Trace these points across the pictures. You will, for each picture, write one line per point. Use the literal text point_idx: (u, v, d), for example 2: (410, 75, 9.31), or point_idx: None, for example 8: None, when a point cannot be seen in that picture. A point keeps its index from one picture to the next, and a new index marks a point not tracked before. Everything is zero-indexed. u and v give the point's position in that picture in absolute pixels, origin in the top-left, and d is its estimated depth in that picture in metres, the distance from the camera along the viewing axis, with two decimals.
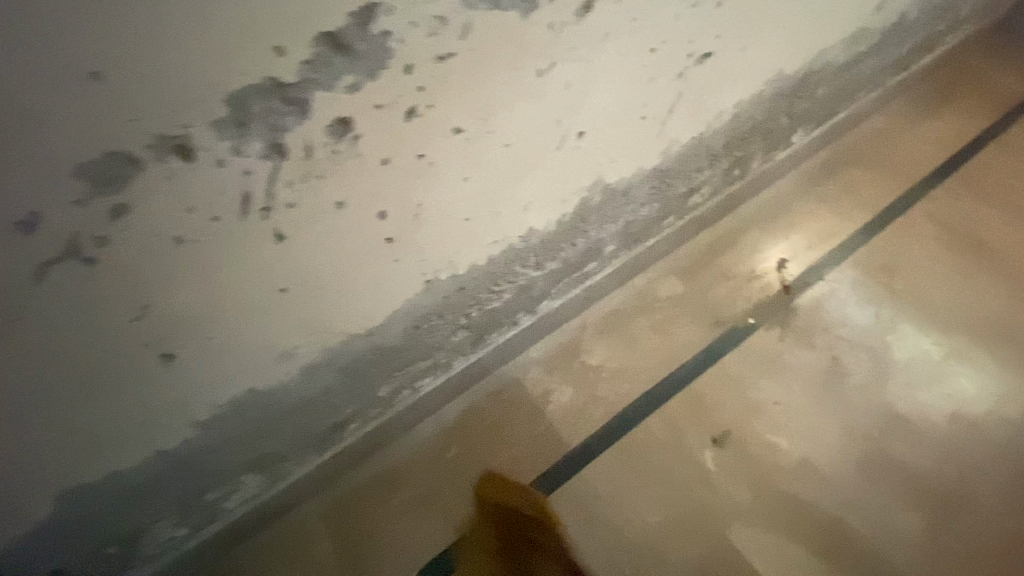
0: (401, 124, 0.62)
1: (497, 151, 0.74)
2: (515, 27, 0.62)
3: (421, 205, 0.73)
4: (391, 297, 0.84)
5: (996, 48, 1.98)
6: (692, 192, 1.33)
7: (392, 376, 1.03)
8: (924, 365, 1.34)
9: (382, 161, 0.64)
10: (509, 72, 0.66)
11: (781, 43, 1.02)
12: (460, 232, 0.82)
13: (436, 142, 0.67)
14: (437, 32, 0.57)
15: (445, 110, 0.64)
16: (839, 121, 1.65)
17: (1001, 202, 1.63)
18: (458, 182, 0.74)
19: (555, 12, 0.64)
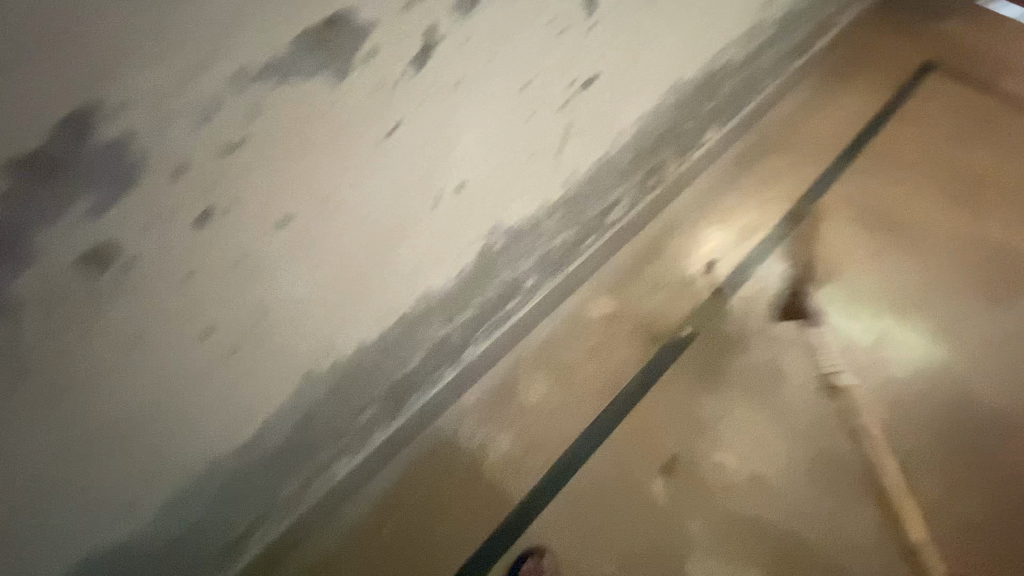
0: (193, 233, 0.55)
1: (350, 227, 0.68)
2: (324, 102, 0.56)
3: (262, 301, 0.66)
4: (258, 397, 0.77)
5: (885, 24, 2.03)
6: (609, 208, 1.25)
7: (296, 469, 0.95)
8: (858, 355, 1.33)
9: (181, 275, 0.57)
10: (339, 147, 0.60)
11: (675, 52, 0.96)
12: (331, 313, 0.75)
13: (259, 238, 0.60)
14: (199, 130, 0.49)
15: (257, 204, 0.58)
16: (747, 116, 1.64)
17: (906, 175, 1.67)
18: (308, 267, 0.67)
19: (368, 78, 0.57)
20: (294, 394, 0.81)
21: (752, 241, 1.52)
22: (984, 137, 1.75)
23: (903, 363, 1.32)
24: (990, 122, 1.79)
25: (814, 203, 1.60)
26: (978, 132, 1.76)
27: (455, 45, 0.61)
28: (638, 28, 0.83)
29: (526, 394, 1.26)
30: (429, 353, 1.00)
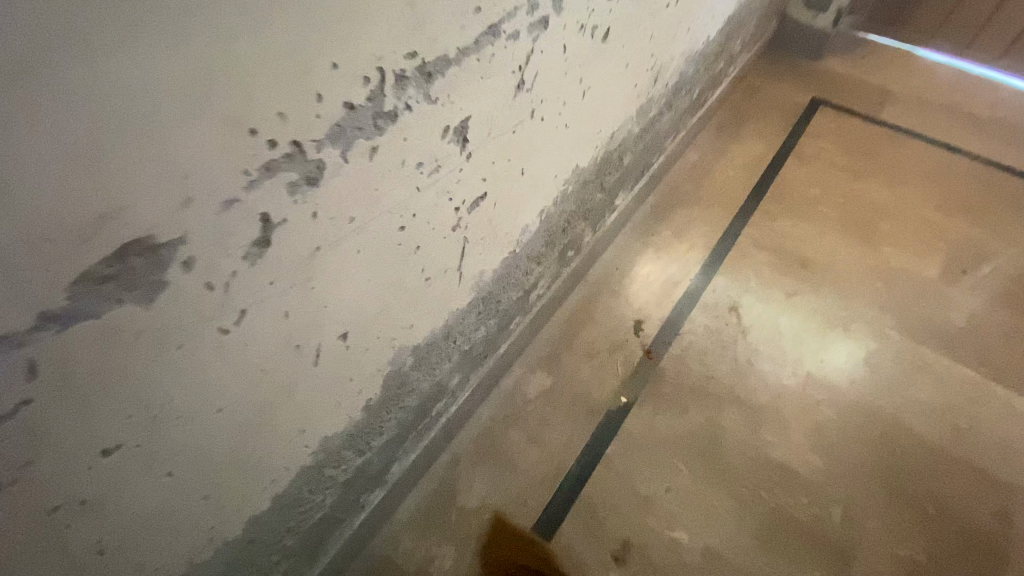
0: None
1: (202, 439, 0.53)
2: (128, 331, 0.40)
3: (80, 561, 0.49)
4: None
5: (772, 69, 2.17)
6: (530, 289, 1.22)
7: None
8: (790, 401, 1.35)
9: None
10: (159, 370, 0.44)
11: (566, 146, 0.93)
12: (194, 525, 0.60)
13: (55, 507, 0.44)
14: None
15: (41, 477, 0.41)
16: (656, 173, 1.68)
17: (810, 212, 1.76)
18: (147, 500, 0.51)
19: (194, 284, 0.43)
20: None
21: (676, 296, 1.54)
22: (874, 169, 1.87)
23: (831, 404, 1.35)
24: (879, 153, 1.91)
25: (729, 249, 1.66)
26: (868, 164, 1.88)
27: (304, 221, 0.48)
28: (523, 140, 0.78)
29: (466, 497, 1.18)
30: (345, 489, 0.89)
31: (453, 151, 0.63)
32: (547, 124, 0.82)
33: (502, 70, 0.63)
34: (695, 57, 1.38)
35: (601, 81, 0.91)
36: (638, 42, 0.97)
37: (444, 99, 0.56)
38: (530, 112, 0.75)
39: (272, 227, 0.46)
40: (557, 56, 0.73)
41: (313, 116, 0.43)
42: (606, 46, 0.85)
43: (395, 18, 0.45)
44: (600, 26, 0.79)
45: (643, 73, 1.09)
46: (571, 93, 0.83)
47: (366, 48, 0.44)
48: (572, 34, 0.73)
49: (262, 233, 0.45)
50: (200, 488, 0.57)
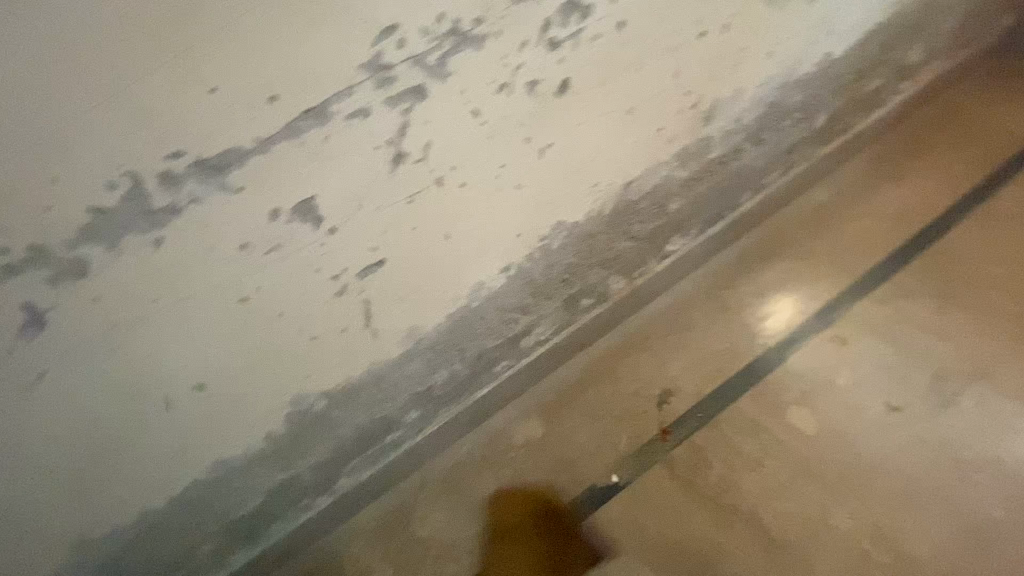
0: None
1: (45, 454, 0.61)
2: None
3: None
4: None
5: (986, 89, 1.60)
6: (521, 336, 1.11)
7: None
8: (835, 545, 1.04)
9: None
10: None
11: (527, 205, 0.80)
12: (70, 511, 0.70)
13: None
14: None
15: None
16: (750, 213, 1.35)
17: (977, 298, 1.28)
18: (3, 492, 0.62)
19: None
20: (61, 567, 0.77)
21: (729, 372, 1.25)
22: None
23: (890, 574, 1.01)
24: None
25: (826, 328, 1.28)
26: None
27: (84, 304, 0.51)
28: (435, 207, 0.69)
29: (419, 525, 1.14)
30: (270, 497, 0.95)
31: (299, 228, 0.58)
32: (477, 188, 0.71)
33: (352, 148, 0.56)
34: (799, 84, 1.07)
35: (575, 136, 0.76)
36: (646, 84, 0.77)
37: (255, 186, 0.52)
38: (436, 180, 0.66)
39: (40, 311, 0.50)
40: (463, 120, 0.62)
41: (47, 224, 0.46)
42: (571, 97, 0.70)
43: (133, 127, 0.44)
44: (541, 79, 0.65)
45: (674, 115, 0.87)
46: (513, 153, 0.70)
47: (100, 158, 0.45)
48: (484, 96, 0.61)
49: (28, 317, 0.49)
50: (58, 494, 0.66)
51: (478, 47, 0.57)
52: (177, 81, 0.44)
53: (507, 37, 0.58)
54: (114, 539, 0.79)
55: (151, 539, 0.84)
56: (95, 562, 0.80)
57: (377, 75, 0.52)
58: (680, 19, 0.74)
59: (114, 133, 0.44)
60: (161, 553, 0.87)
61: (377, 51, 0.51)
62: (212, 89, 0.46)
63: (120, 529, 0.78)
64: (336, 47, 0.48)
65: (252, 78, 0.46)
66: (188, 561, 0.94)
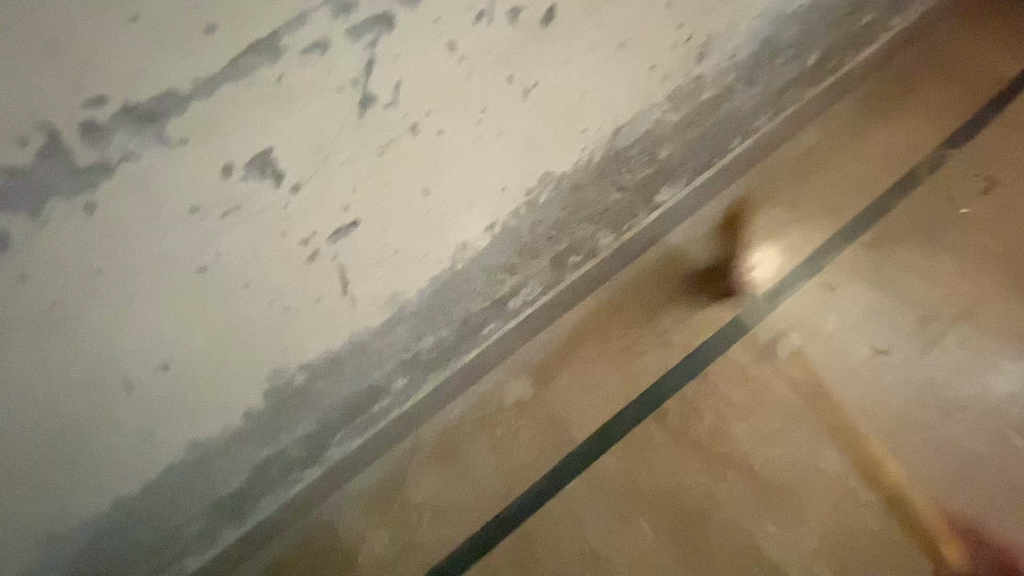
0: None
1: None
2: None
3: None
4: None
5: (974, 23, 1.56)
6: (508, 296, 1.07)
7: None
8: (823, 487, 1.06)
9: None
10: None
11: (511, 155, 0.74)
12: (34, 503, 0.65)
13: None
14: None
15: None
16: (739, 159, 1.31)
17: (963, 239, 1.28)
18: None
19: None
20: (34, 560, 0.72)
21: (719, 323, 1.23)
22: None
23: (878, 513, 1.03)
24: None
25: (815, 275, 1.26)
26: None
27: (10, 283, 0.45)
28: (411, 158, 0.62)
29: (413, 490, 1.12)
30: (255, 473, 0.91)
31: (258, 186, 0.52)
32: (457, 136, 0.64)
33: (312, 90, 0.48)
34: (794, 17, 1.00)
35: (563, 75, 0.69)
36: (638, 14, 0.70)
37: (198, 137, 0.45)
38: (410, 127, 0.59)
39: None
40: (439, 56, 0.55)
41: None
42: (557, 28, 0.63)
43: (36, 67, 0.37)
44: (524, 7, 0.58)
45: (668, 51, 0.80)
46: (496, 95, 0.64)
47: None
48: (460, 27, 0.54)
49: None
50: (17, 487, 0.61)
51: None
52: (89, 6, 0.36)
53: None
54: (90, 527, 0.74)
55: (129, 525, 0.79)
56: (71, 551, 0.76)
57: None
58: None
59: (13, 75, 0.36)
60: (143, 535, 0.84)
61: None
62: (131, 17, 0.38)
63: (94, 517, 0.73)
64: None
65: (180, 3, 0.39)
66: (174, 541, 0.90)
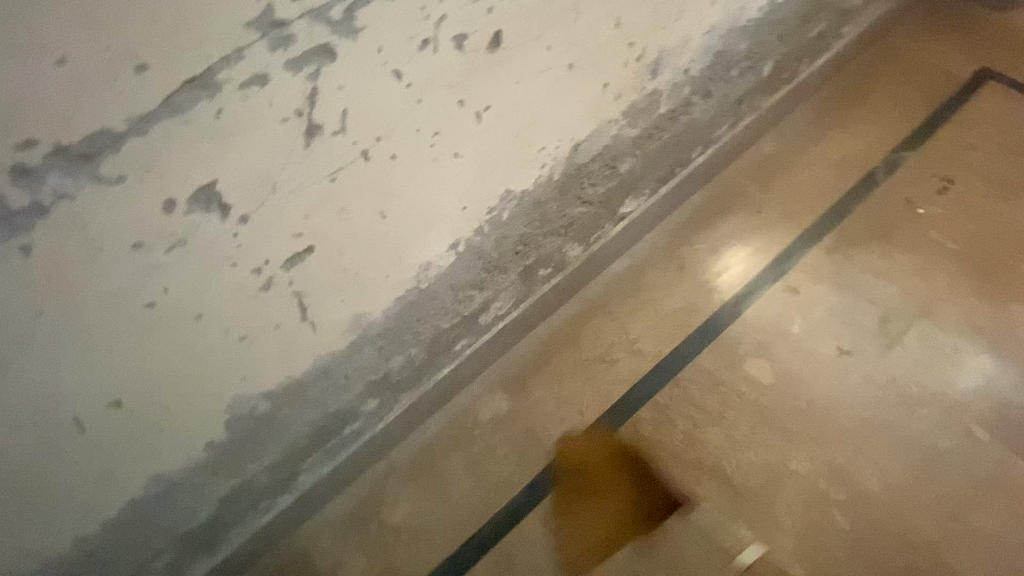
0: None
1: None
2: None
3: None
4: None
5: (919, 31, 1.63)
6: (478, 312, 1.07)
7: None
8: (795, 488, 1.08)
9: None
10: None
11: (469, 175, 0.74)
12: None
13: None
14: None
15: None
16: (701, 169, 1.34)
17: (920, 238, 1.31)
18: None
19: None
20: None
21: (689, 330, 1.26)
22: None
23: (848, 511, 1.05)
24: None
25: (778, 278, 1.30)
26: None
27: None
28: (364, 183, 0.62)
29: (389, 511, 1.11)
30: (223, 504, 0.89)
31: (204, 219, 0.51)
32: (411, 160, 0.65)
33: (254, 121, 0.49)
34: (744, 31, 1.03)
35: (515, 96, 0.70)
36: (586, 35, 0.72)
37: (138, 174, 0.45)
38: (361, 153, 0.59)
39: None
40: (385, 83, 0.55)
41: None
42: (505, 52, 0.64)
43: None
44: (469, 33, 0.58)
45: (619, 69, 0.82)
46: (448, 118, 0.64)
47: None
48: (406, 55, 0.55)
49: None
50: None
51: None
52: (12, 52, 0.36)
53: None
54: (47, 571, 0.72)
55: (88, 569, 0.77)
56: None
57: (270, 34, 0.45)
58: None
59: None
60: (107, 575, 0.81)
61: (266, 6, 0.43)
62: (58, 61, 0.37)
63: (51, 560, 0.71)
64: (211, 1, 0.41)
65: (109, 44, 0.38)
66: None
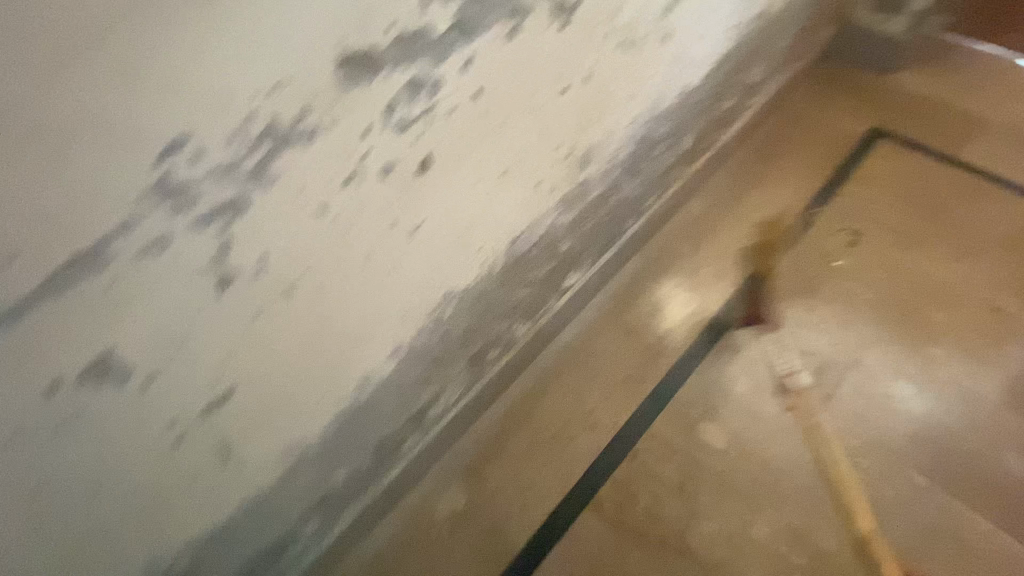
0: None
1: None
2: None
3: None
4: None
5: (822, 88, 1.78)
6: (426, 408, 1.01)
7: None
8: (757, 556, 1.07)
9: None
10: None
11: (406, 286, 0.71)
12: None
13: None
14: None
15: None
16: (635, 237, 1.39)
17: (840, 289, 1.40)
18: None
19: None
20: None
21: (640, 397, 1.26)
22: (940, 234, 1.46)
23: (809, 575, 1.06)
24: (948, 211, 1.51)
25: (719, 337, 1.34)
26: (932, 227, 1.48)
27: None
28: (291, 317, 0.58)
29: None
30: None
31: (100, 387, 0.47)
32: (342, 285, 0.61)
33: (158, 282, 0.45)
34: (664, 115, 1.07)
35: (448, 206, 0.68)
36: (516, 143, 0.72)
37: (17, 361, 0.40)
38: (286, 290, 0.55)
39: None
40: (307, 221, 0.52)
41: None
42: (435, 170, 0.62)
43: None
44: (398, 161, 0.57)
45: (550, 167, 0.83)
46: (380, 240, 0.62)
47: None
48: (330, 191, 0.52)
49: None
50: None
51: (309, 142, 0.47)
52: None
53: (344, 125, 0.49)
54: None
55: None
56: None
57: (172, 199, 0.41)
58: (540, 77, 0.67)
59: None
60: None
61: (162, 171, 0.40)
62: None
63: None
64: (90, 178, 0.37)
65: None
66: None
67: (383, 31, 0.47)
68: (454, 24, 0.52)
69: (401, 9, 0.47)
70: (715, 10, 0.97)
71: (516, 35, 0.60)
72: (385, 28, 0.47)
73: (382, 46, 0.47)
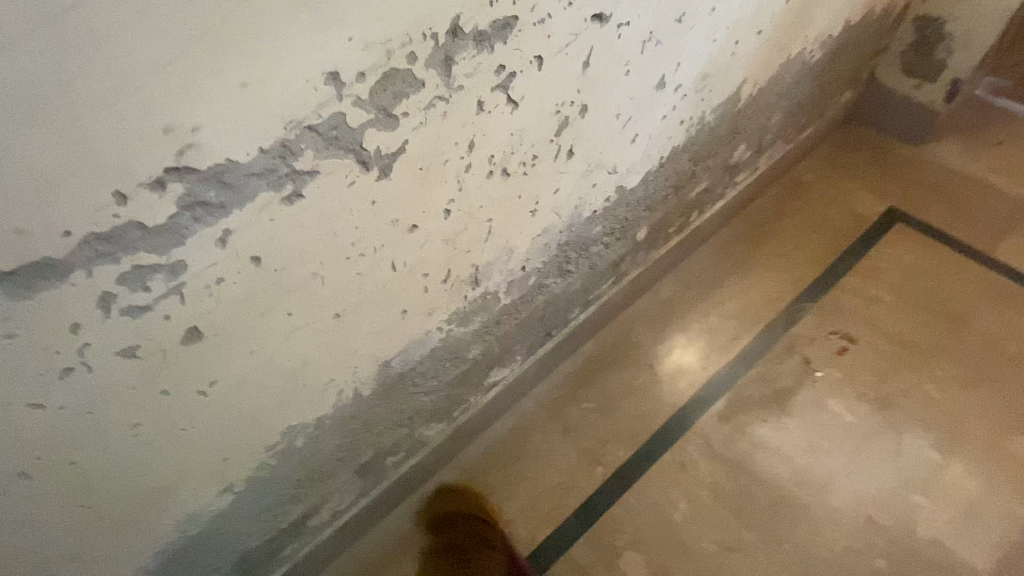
0: None
1: None
2: None
3: None
4: None
5: (838, 156, 1.59)
6: (305, 519, 0.93)
7: None
8: None
9: None
10: None
11: (218, 436, 0.65)
12: None
13: None
14: None
15: None
16: (586, 325, 1.26)
17: (819, 405, 1.21)
18: None
19: None
20: None
21: (565, 512, 1.12)
22: (949, 351, 1.26)
23: None
24: (965, 323, 1.29)
25: (670, 449, 1.17)
26: (941, 341, 1.27)
27: None
28: (39, 497, 0.52)
29: None
30: None
31: None
32: (108, 457, 0.55)
33: None
34: (596, 216, 0.95)
35: (257, 360, 0.61)
36: (349, 287, 0.63)
37: None
38: (15, 476, 0.49)
39: None
40: (16, 418, 0.46)
41: None
42: (218, 337, 0.55)
43: None
44: (146, 341, 0.49)
45: (420, 294, 0.74)
46: (152, 410, 0.55)
47: None
48: (39, 389, 0.46)
49: None
50: None
51: None
52: None
53: (31, 332, 0.42)
54: None
55: None
56: None
57: None
58: (362, 223, 0.58)
59: None
60: None
61: None
62: None
63: None
64: None
65: None
66: None
67: (59, 237, 0.39)
68: (186, 207, 0.44)
69: (80, 210, 0.39)
70: (645, 112, 0.85)
71: (301, 197, 0.51)
72: (60, 234, 0.39)
73: (62, 253, 0.40)
